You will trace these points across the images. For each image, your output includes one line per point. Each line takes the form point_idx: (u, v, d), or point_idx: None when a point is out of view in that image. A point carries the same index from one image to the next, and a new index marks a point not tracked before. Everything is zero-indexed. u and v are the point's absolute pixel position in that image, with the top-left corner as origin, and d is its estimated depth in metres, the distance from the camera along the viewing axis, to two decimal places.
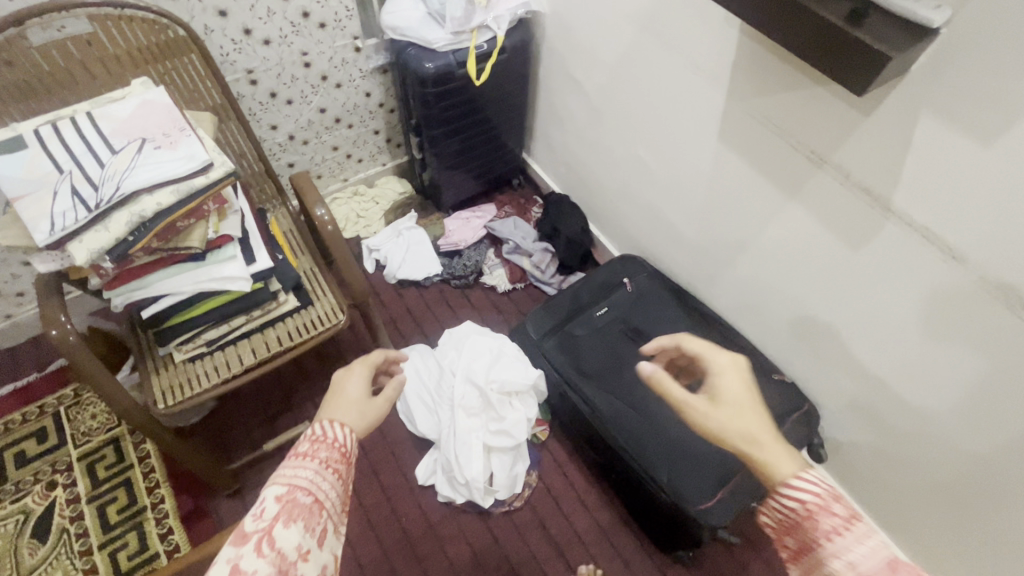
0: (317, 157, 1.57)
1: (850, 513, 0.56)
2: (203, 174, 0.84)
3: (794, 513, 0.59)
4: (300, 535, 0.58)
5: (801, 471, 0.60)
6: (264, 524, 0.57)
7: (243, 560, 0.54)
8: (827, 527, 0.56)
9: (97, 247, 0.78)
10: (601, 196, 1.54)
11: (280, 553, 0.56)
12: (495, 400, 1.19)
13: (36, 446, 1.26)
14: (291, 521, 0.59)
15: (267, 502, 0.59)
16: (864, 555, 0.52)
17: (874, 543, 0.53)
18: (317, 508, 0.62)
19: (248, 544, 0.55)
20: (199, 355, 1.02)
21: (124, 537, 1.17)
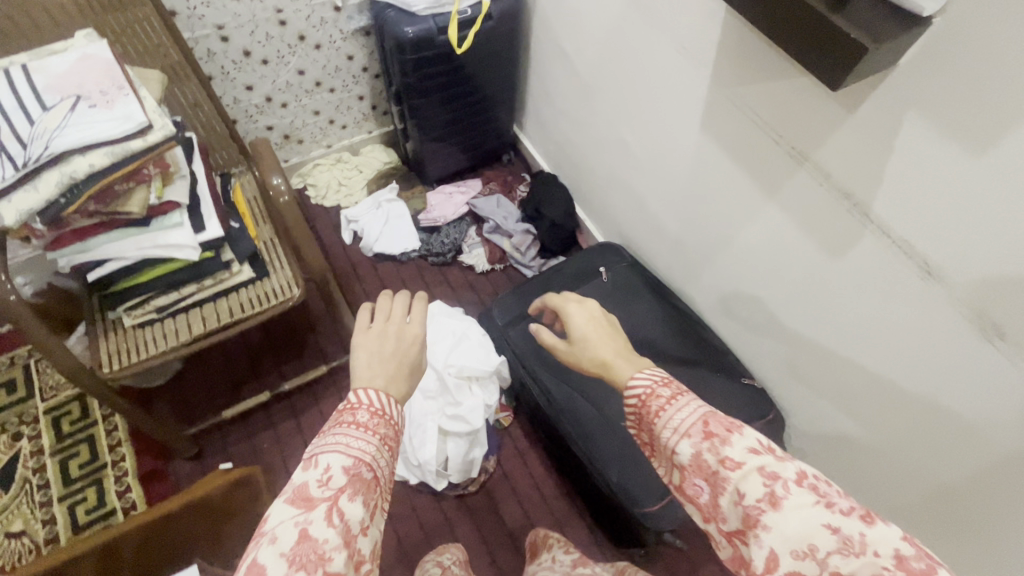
0: (298, 121, 1.52)
1: (678, 390, 0.57)
2: (141, 136, 0.80)
3: (637, 406, 0.58)
4: (363, 510, 0.53)
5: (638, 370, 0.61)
6: (332, 493, 0.51)
7: (313, 526, 0.49)
8: (656, 408, 0.56)
9: (25, 207, 0.75)
10: (587, 178, 1.47)
11: (347, 525, 0.51)
12: (452, 384, 1.16)
13: (4, 397, 1.28)
14: (354, 495, 0.53)
15: (334, 470, 0.53)
16: (683, 419, 0.54)
17: (696, 407, 0.55)
18: (377, 484, 0.56)
19: (316, 511, 0.50)
20: (150, 321, 1.00)
21: (83, 492, 1.19)
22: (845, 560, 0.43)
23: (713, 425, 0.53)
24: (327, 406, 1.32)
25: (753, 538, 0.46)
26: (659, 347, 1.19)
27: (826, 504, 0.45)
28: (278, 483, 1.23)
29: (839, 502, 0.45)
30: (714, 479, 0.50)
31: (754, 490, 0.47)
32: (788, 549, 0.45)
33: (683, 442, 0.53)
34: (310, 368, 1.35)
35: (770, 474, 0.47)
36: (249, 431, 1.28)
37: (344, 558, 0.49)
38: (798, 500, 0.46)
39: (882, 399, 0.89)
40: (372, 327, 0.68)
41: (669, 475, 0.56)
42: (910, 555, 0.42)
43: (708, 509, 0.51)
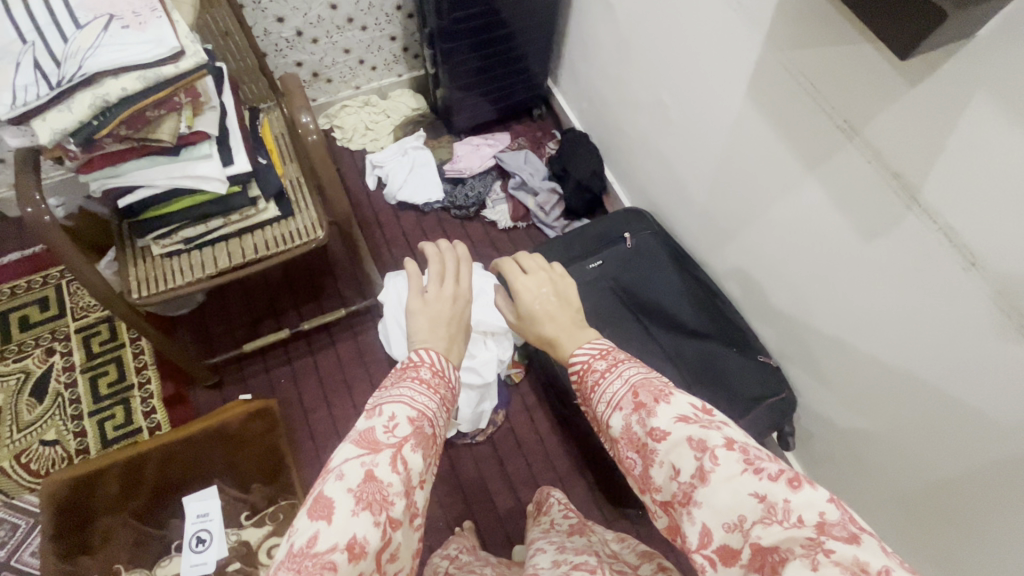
0: (328, 58, 1.49)
1: (614, 363, 0.67)
2: (174, 62, 0.79)
3: (586, 385, 0.68)
4: (422, 462, 0.60)
5: (583, 345, 0.70)
6: (397, 440, 0.58)
7: (379, 469, 0.55)
8: (594, 379, 0.67)
9: (60, 127, 0.75)
10: (619, 139, 1.43)
11: (408, 473, 0.58)
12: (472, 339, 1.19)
13: (38, 313, 1.33)
14: (416, 446, 0.60)
15: (399, 419, 0.60)
16: (617, 390, 0.64)
17: (629, 378, 0.64)
18: (434, 440, 0.64)
19: (382, 455, 0.57)
20: (177, 252, 1.02)
21: (111, 409, 1.25)
22: (767, 529, 0.47)
23: (641, 394, 0.61)
24: (343, 348, 1.35)
25: (687, 514, 0.52)
26: (674, 318, 1.18)
27: (754, 471, 0.49)
28: (293, 416, 1.28)
29: (767, 468, 0.49)
30: (644, 450, 0.58)
31: (685, 461, 0.53)
32: (719, 523, 0.50)
33: (618, 413, 0.62)
34: (328, 310, 1.38)
35: (697, 443, 0.53)
36: (268, 366, 1.32)
37: (403, 504, 0.56)
38: (727, 471, 0.50)
39: (895, 391, 0.88)
40: (426, 292, 0.75)
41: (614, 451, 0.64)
42: (833, 521, 0.45)
43: (642, 481, 0.59)
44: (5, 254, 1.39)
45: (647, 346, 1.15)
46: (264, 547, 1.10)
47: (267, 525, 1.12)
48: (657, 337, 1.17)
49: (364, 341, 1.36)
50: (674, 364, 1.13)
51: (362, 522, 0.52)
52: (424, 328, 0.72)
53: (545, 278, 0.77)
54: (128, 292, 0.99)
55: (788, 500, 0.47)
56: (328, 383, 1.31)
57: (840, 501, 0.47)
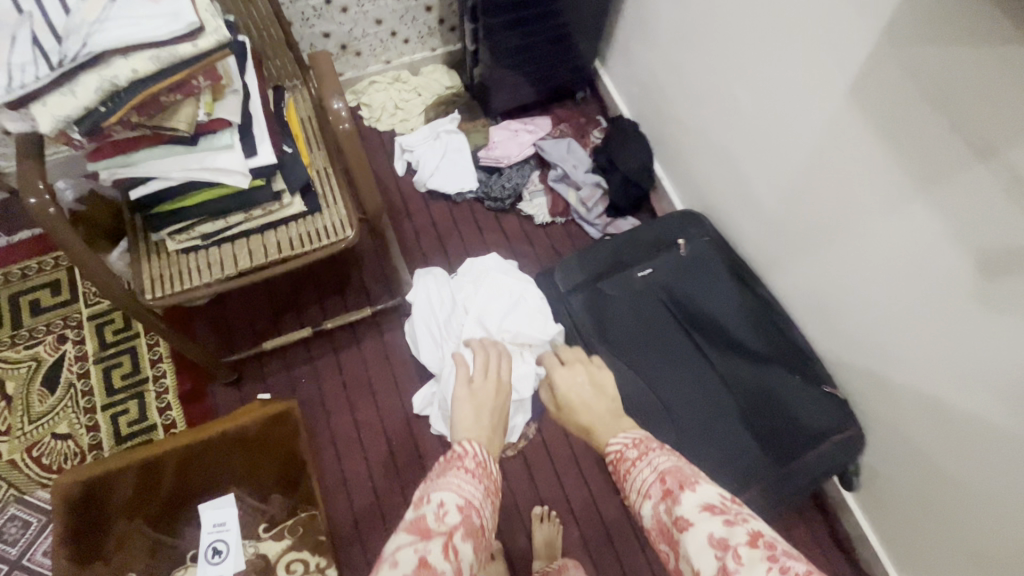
0: (358, 29, 1.37)
1: (646, 451, 0.68)
2: (191, 40, 0.68)
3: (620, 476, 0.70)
4: (473, 555, 0.55)
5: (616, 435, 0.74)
6: (448, 528, 0.55)
7: (431, 556, 0.51)
8: (627, 466, 0.68)
9: (62, 115, 0.65)
10: (675, 131, 1.30)
11: (459, 564, 0.53)
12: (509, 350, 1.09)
13: (50, 298, 1.26)
14: (466, 536, 0.56)
15: (448, 506, 0.58)
16: (647, 478, 0.65)
17: (658, 465, 0.65)
18: (483, 533, 0.59)
19: (433, 543, 0.53)
20: (194, 248, 0.93)
21: (125, 403, 1.19)
22: None
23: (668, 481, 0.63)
24: (368, 348, 1.27)
25: None
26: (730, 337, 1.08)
27: (781, 569, 0.49)
28: (314, 419, 1.21)
29: (793, 566, 0.49)
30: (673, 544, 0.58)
31: (705, 560, 0.53)
32: None
33: (648, 502, 0.63)
34: (352, 306, 1.29)
35: (719, 540, 0.54)
36: (288, 364, 1.25)
37: None
38: (752, 566, 0.50)
39: (993, 448, 0.78)
40: (474, 379, 0.85)
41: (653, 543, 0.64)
42: None
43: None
44: (15, 231, 1.32)
45: (701, 367, 1.05)
46: (283, 561, 1.04)
47: (286, 539, 1.06)
48: (713, 359, 1.05)
49: (389, 342, 1.27)
50: (729, 390, 1.03)
51: None
52: (469, 413, 0.78)
53: (581, 369, 0.89)
54: (141, 291, 0.90)
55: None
56: (352, 385, 1.24)
57: None
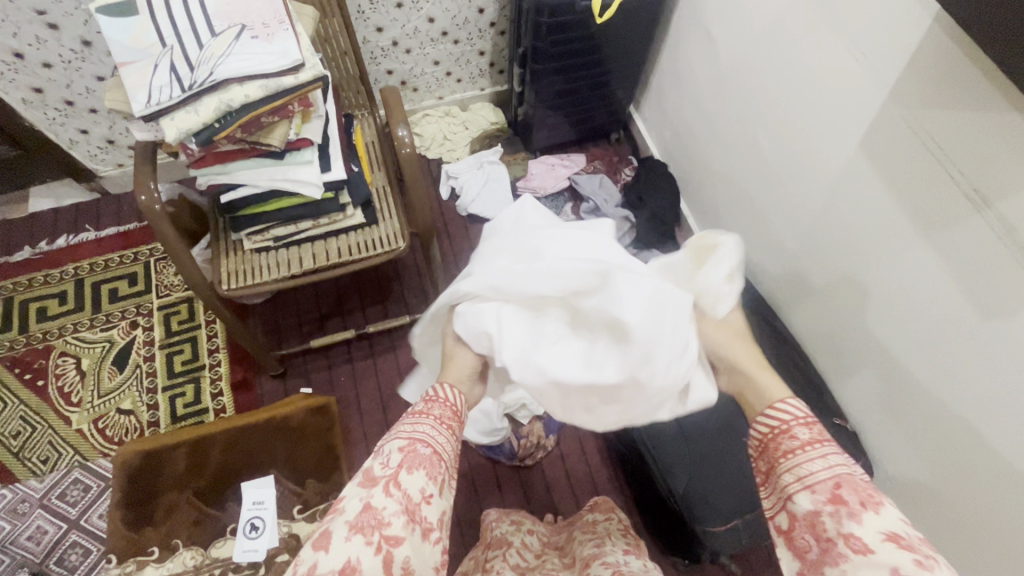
0: (417, 68, 1.54)
1: (819, 436, 0.56)
2: (293, 73, 0.82)
3: (761, 436, 0.60)
4: (424, 480, 0.58)
5: (783, 400, 0.60)
6: (392, 470, 0.57)
7: (374, 498, 0.55)
8: (786, 445, 0.57)
9: (185, 126, 0.80)
10: (702, 173, 1.40)
11: (406, 493, 0.56)
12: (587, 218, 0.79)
13: (127, 288, 1.42)
14: (413, 468, 0.58)
15: (391, 451, 0.59)
16: (817, 472, 0.54)
17: (835, 464, 0.54)
18: (438, 460, 0.61)
19: (376, 487, 0.56)
20: (266, 249, 1.07)
21: (183, 386, 1.31)
22: None
23: (845, 489, 0.52)
24: (403, 353, 1.37)
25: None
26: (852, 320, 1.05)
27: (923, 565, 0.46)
28: (350, 415, 1.30)
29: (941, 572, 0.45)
30: (827, 546, 0.51)
31: None
32: None
33: (805, 495, 0.54)
34: (392, 314, 1.40)
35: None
36: (330, 363, 1.36)
37: (403, 521, 0.54)
38: None
39: (991, 483, 0.82)
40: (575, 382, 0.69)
41: (773, 512, 0.57)
42: None
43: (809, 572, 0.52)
44: (104, 228, 1.50)
45: None
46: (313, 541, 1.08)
47: (317, 521, 1.11)
48: None
49: None
50: None
51: (355, 544, 0.51)
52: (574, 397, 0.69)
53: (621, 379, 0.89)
54: (215, 281, 1.03)
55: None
56: (386, 386, 1.33)
57: None
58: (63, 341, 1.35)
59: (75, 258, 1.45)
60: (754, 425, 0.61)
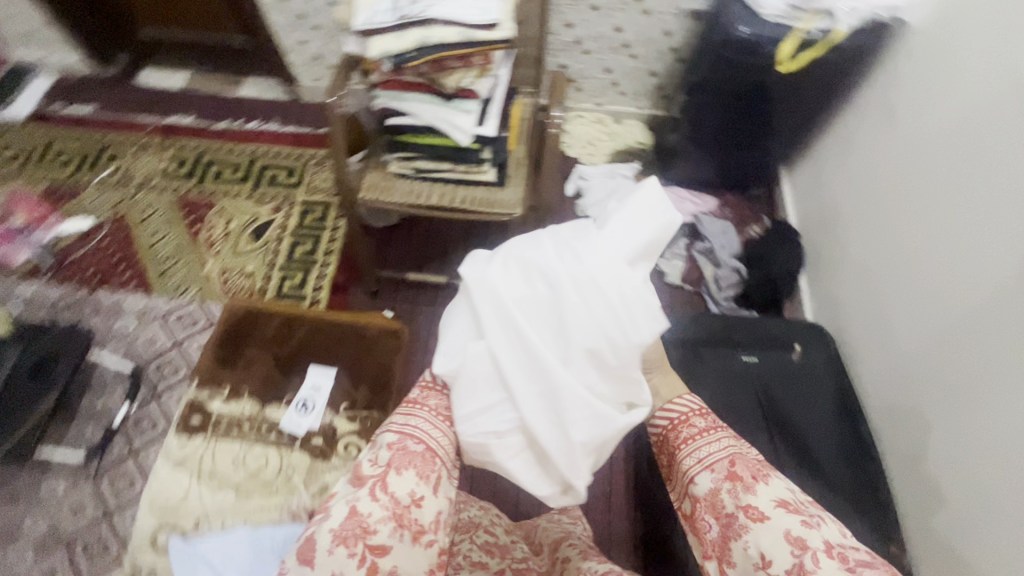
0: (588, 71, 1.62)
1: (710, 424, 0.70)
2: (487, 30, 0.94)
3: (663, 429, 0.72)
4: (414, 481, 0.63)
5: (682, 396, 0.73)
6: (380, 472, 0.63)
7: (360, 503, 0.61)
8: (684, 436, 0.69)
9: (387, 48, 0.93)
10: (835, 252, 1.32)
11: (394, 496, 0.61)
12: (632, 232, 0.67)
13: (285, 178, 1.65)
14: (404, 468, 0.63)
15: (382, 452, 0.65)
16: (715, 455, 0.66)
17: (728, 445, 0.67)
18: (430, 456, 0.66)
19: (364, 489, 0.62)
20: (405, 177, 1.19)
21: (295, 271, 1.50)
22: None
23: (739, 465, 0.64)
24: None
25: (738, 547, 0.60)
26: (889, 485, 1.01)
27: (804, 522, 0.58)
28: (415, 350, 1.40)
29: (815, 522, 0.58)
30: (729, 520, 0.61)
31: (780, 552, 0.57)
32: (767, 560, 0.57)
33: (706, 476, 0.65)
34: None
35: (796, 537, 0.57)
36: (416, 300, 1.47)
37: (389, 528, 0.60)
38: (826, 567, 0.55)
39: None
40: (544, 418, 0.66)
41: (679, 499, 0.69)
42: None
43: (716, 549, 0.62)
44: (286, 125, 1.75)
45: None
46: (344, 441, 1.22)
47: (355, 424, 1.23)
48: (784, 467, 1.04)
49: None
50: None
51: (338, 556, 0.58)
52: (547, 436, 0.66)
53: None
54: (356, 188, 1.18)
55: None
56: None
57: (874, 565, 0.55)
58: (224, 202, 1.61)
59: (258, 141, 1.72)
60: (657, 419, 0.73)
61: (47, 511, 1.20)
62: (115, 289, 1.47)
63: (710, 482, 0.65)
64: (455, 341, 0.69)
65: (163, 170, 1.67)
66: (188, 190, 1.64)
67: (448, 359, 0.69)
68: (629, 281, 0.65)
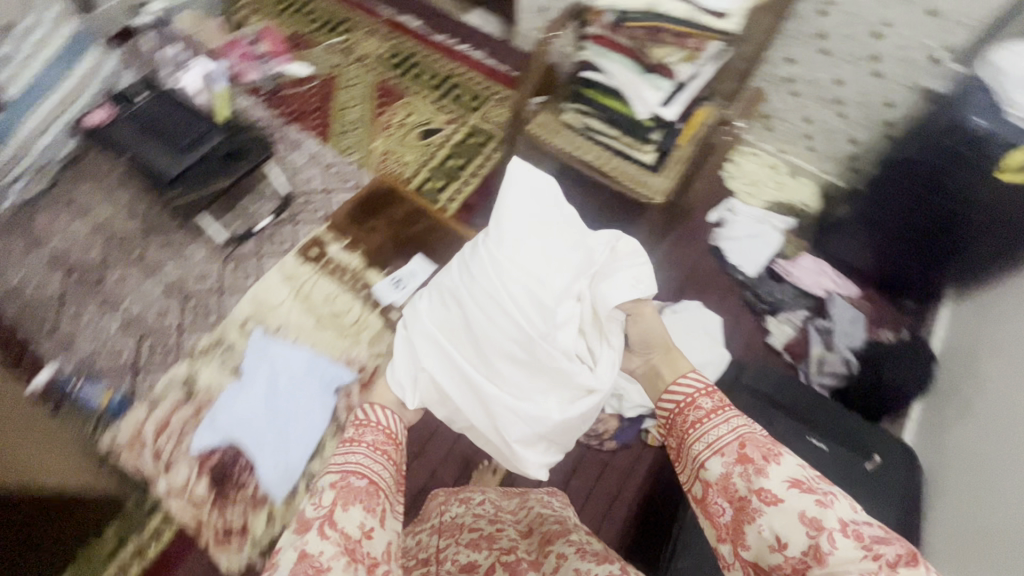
0: (787, 113, 1.57)
1: (720, 405, 0.74)
2: (712, 17, 1.00)
3: (675, 413, 0.77)
4: (361, 516, 0.65)
5: (686, 375, 0.80)
6: (325, 513, 0.64)
7: (309, 545, 0.60)
8: (693, 419, 0.74)
9: (617, 2, 1.03)
10: (969, 391, 1.17)
11: (344, 533, 0.62)
12: (522, 243, 0.85)
13: (468, 101, 1.81)
14: (348, 504, 0.65)
15: (324, 493, 0.66)
16: (725, 439, 0.69)
17: (737, 425, 0.70)
18: (374, 491, 0.68)
19: (310, 532, 0.61)
20: (572, 128, 1.25)
21: (440, 176, 1.65)
22: (831, 556, 0.55)
23: (748, 445, 0.66)
24: None
25: (754, 528, 0.62)
26: None
27: (819, 500, 0.59)
28: None
29: (830, 500, 0.59)
30: (742, 504, 0.64)
31: (795, 534, 0.58)
32: (780, 538, 0.60)
33: (716, 461, 0.68)
34: None
35: (813, 518, 0.58)
36: None
37: (343, 560, 0.60)
38: (843, 546, 0.55)
39: None
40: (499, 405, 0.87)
41: (689, 482, 0.72)
42: (884, 555, 0.54)
43: (731, 531, 0.65)
44: (490, 58, 1.91)
45: None
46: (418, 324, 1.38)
47: None
48: None
49: None
50: None
51: None
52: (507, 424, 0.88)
53: None
54: (527, 120, 1.27)
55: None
56: None
57: (891, 539, 0.55)
58: (412, 98, 1.81)
59: (461, 62, 1.89)
60: (665, 404, 0.79)
61: (183, 268, 1.45)
62: (302, 130, 1.71)
63: (720, 467, 0.67)
64: (402, 376, 0.88)
65: (379, 55, 1.89)
66: (390, 79, 1.85)
67: (400, 395, 0.87)
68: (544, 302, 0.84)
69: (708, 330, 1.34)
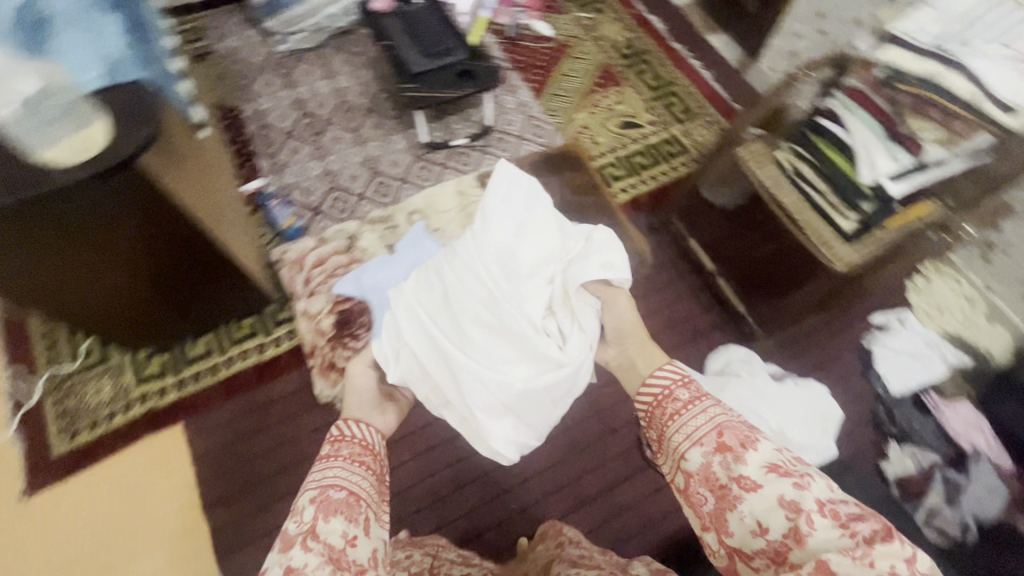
0: (1015, 252, 1.39)
1: (696, 395, 0.79)
2: (996, 107, 0.92)
3: (657, 405, 0.81)
4: (343, 525, 0.66)
5: (663, 367, 0.85)
6: (307, 527, 0.65)
7: (292, 561, 0.61)
8: (674, 412, 0.79)
9: (894, 60, 1.01)
10: None
11: (327, 544, 0.64)
12: (505, 224, 0.92)
13: (678, 112, 1.83)
14: (330, 516, 0.66)
15: (305, 511, 0.66)
16: (704, 430, 0.73)
17: (715, 417, 0.74)
18: (355, 503, 0.70)
19: (292, 549, 0.62)
20: (781, 168, 1.24)
21: (622, 167, 1.70)
22: (809, 535, 0.58)
23: (726, 435, 0.71)
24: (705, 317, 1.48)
25: (734, 513, 0.65)
26: None
27: (798, 484, 0.62)
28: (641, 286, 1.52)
29: (809, 484, 0.62)
30: (723, 492, 0.67)
31: (774, 519, 0.61)
32: (761, 523, 0.62)
33: (697, 453, 0.72)
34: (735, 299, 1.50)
35: (790, 501, 0.61)
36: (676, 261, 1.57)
37: (330, 569, 0.61)
38: (822, 528, 0.58)
39: None
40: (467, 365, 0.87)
41: (672, 474, 0.76)
42: (860, 534, 0.55)
43: (714, 520, 0.68)
44: (716, 82, 1.91)
45: None
46: None
47: None
48: None
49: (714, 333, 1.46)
50: None
51: None
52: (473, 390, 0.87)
53: None
54: (740, 143, 1.27)
55: (894, 574, 0.52)
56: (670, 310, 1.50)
57: (873, 519, 0.57)
58: (628, 90, 1.87)
59: (687, 75, 1.92)
60: (644, 397, 0.84)
61: (383, 150, 1.66)
62: (522, 79, 1.85)
63: (700, 458, 0.71)
64: (385, 348, 0.92)
65: (615, 42, 1.98)
66: (616, 65, 1.93)
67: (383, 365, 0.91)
68: (520, 271, 0.88)
69: (819, 420, 1.21)
